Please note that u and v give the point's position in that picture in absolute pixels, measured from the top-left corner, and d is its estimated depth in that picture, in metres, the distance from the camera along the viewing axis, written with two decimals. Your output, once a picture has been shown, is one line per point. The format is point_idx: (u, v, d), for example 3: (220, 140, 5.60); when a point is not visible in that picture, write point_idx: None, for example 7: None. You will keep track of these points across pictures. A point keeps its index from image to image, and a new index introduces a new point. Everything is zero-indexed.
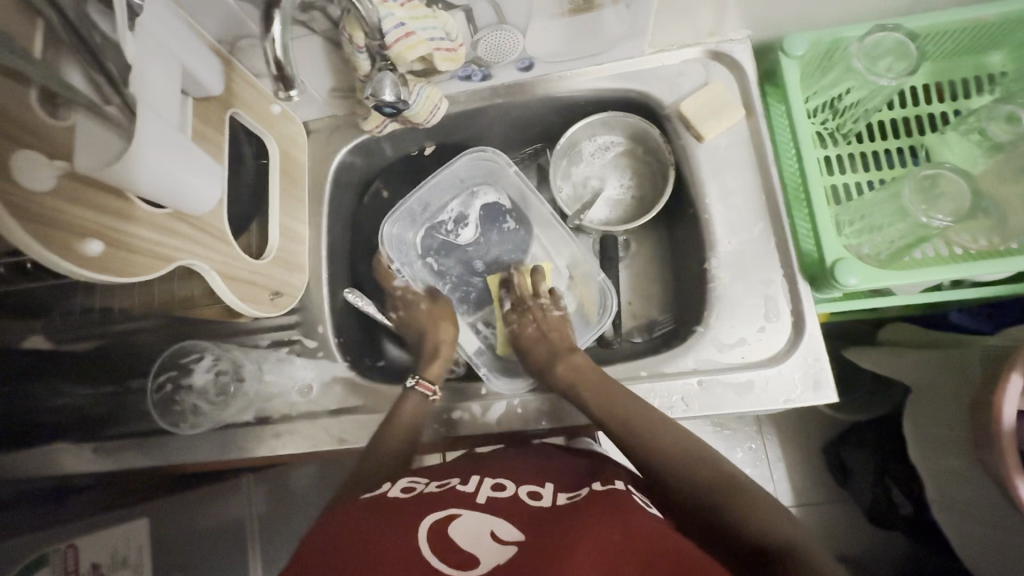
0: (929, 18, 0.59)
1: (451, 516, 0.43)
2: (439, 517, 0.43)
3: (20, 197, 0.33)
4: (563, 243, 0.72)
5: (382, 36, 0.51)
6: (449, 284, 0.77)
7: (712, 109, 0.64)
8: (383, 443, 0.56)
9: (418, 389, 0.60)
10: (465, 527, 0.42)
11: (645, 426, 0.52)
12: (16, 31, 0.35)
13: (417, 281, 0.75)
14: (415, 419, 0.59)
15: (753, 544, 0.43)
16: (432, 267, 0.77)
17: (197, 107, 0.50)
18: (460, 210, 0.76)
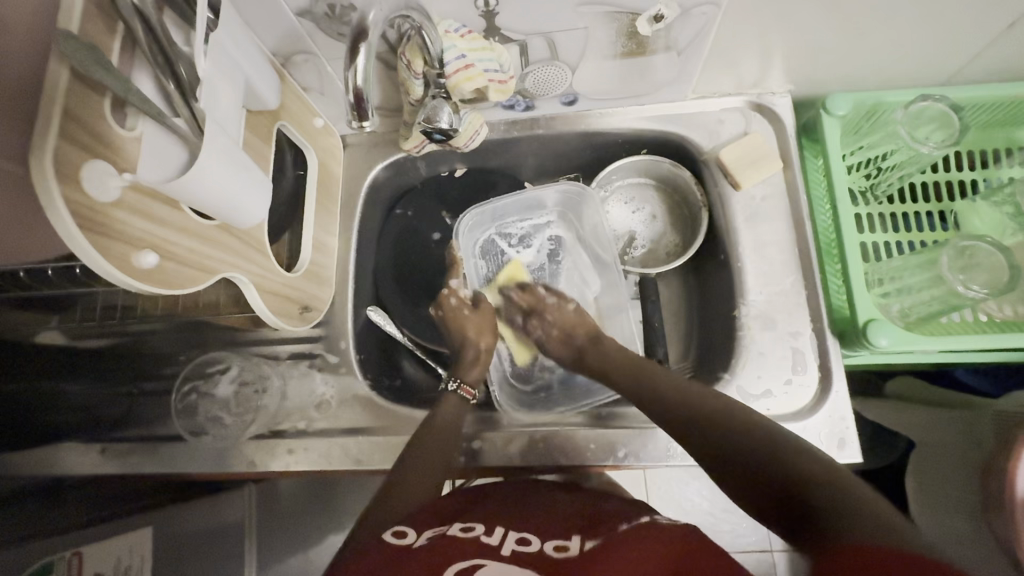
0: (970, 91, 0.61)
1: (477, 569, 0.40)
2: (464, 568, 0.40)
3: (87, 206, 0.33)
4: (612, 291, 0.71)
5: (443, 66, 0.52)
6: (495, 293, 0.75)
7: (751, 159, 0.65)
8: (416, 467, 0.54)
9: (460, 393, 0.62)
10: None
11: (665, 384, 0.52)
12: (100, 40, 0.35)
13: (469, 278, 0.73)
14: (455, 424, 0.60)
15: (763, 466, 0.41)
16: (480, 271, 0.75)
17: (251, 120, 0.50)
18: (528, 231, 0.76)
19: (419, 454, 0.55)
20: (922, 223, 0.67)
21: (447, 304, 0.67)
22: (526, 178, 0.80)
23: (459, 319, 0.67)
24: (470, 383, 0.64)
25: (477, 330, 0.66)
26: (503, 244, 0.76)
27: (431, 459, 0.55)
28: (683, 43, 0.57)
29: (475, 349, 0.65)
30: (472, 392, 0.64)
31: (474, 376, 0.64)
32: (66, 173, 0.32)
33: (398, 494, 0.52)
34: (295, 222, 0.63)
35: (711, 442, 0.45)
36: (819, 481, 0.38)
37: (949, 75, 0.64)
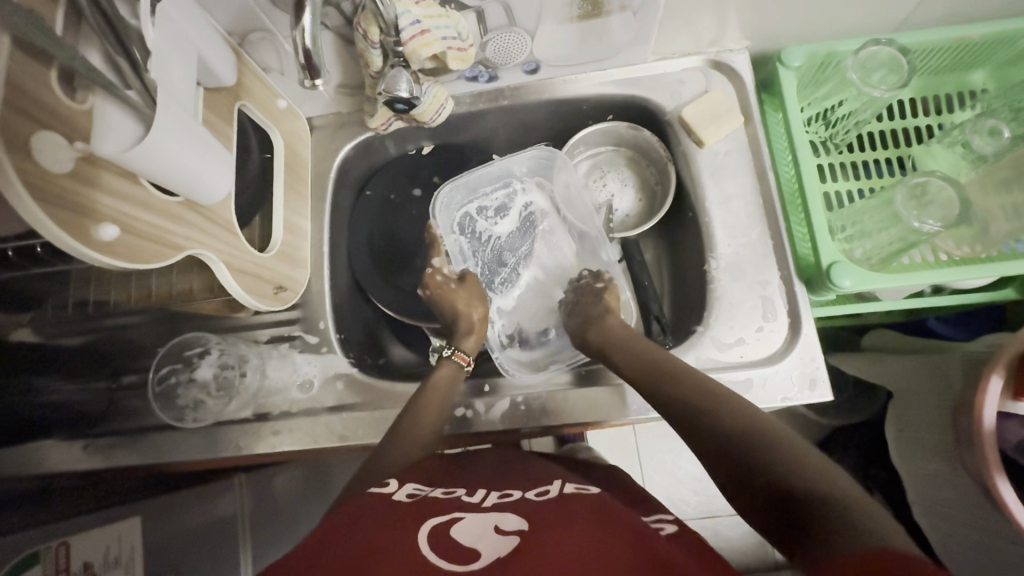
0: (918, 35, 0.63)
1: (454, 521, 0.42)
2: (442, 522, 0.42)
3: (38, 176, 0.33)
4: (598, 262, 0.72)
5: (398, 32, 0.52)
6: (477, 265, 0.76)
7: (713, 115, 0.66)
8: (405, 431, 0.55)
9: (454, 359, 0.63)
10: (466, 531, 0.41)
11: (700, 409, 0.46)
12: (41, 10, 0.34)
13: (452, 256, 0.73)
14: (450, 389, 0.61)
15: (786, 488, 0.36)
16: (463, 248, 0.75)
17: (208, 97, 0.50)
18: (504, 200, 0.76)
19: (405, 422, 0.56)
20: (881, 170, 0.69)
21: (432, 280, 0.68)
22: (496, 151, 0.80)
23: (446, 293, 0.68)
24: (465, 351, 0.66)
25: (467, 302, 0.68)
26: (483, 217, 0.76)
27: (418, 428, 0.56)
28: (637, 2, 0.58)
29: (467, 320, 0.67)
30: (467, 359, 0.65)
31: (468, 345, 0.66)
32: (16, 144, 0.31)
33: (380, 460, 0.53)
34: (264, 203, 0.62)
35: (724, 445, 0.42)
36: (747, 440, 0.41)
37: (898, 22, 0.65)
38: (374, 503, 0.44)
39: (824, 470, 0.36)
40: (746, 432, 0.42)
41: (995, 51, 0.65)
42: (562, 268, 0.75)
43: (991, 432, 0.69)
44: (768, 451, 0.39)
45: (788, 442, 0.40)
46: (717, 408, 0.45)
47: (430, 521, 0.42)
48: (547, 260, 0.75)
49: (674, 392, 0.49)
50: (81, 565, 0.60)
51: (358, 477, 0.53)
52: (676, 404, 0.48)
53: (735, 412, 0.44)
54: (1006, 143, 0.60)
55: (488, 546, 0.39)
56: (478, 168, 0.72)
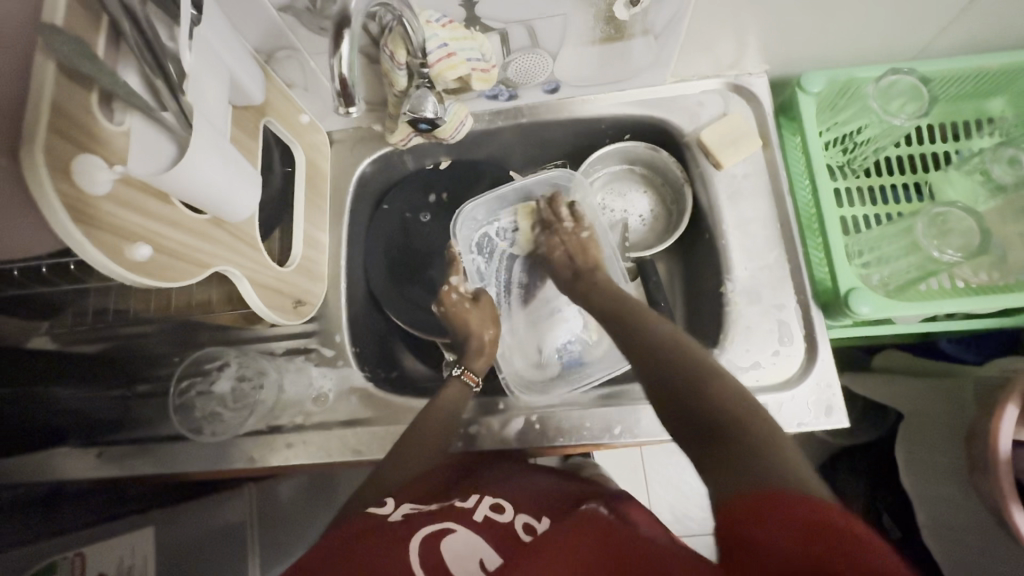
0: (939, 64, 0.63)
1: (446, 531, 0.42)
2: (433, 532, 0.42)
3: (78, 199, 0.33)
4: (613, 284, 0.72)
5: (425, 55, 0.53)
6: (494, 286, 0.76)
7: (731, 138, 0.67)
8: (409, 449, 0.55)
9: (464, 378, 0.63)
10: (456, 548, 0.41)
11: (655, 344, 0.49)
12: (86, 35, 0.35)
13: (469, 275, 0.74)
14: (455, 408, 0.60)
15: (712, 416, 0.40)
16: (480, 267, 0.76)
17: (237, 115, 0.50)
18: (523, 222, 0.77)
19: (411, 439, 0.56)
20: (898, 196, 0.69)
21: (448, 299, 0.68)
22: (513, 167, 0.81)
23: (459, 312, 0.68)
24: (474, 371, 0.65)
25: (480, 322, 0.68)
26: (501, 237, 0.77)
27: (422, 446, 0.56)
28: (659, 27, 0.59)
29: (479, 339, 0.66)
30: (476, 379, 0.65)
31: (479, 364, 0.65)
32: (58, 168, 0.32)
33: (384, 475, 0.53)
34: (284, 217, 0.63)
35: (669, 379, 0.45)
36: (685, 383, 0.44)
37: (918, 50, 0.66)
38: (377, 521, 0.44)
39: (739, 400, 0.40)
40: (686, 371, 0.45)
41: (1014, 81, 0.66)
42: None
43: (1006, 460, 0.68)
44: (699, 385, 0.43)
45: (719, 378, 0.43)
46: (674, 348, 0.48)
47: (424, 529, 0.42)
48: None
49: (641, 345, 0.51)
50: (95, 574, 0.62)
51: (363, 491, 0.53)
52: (635, 350, 0.51)
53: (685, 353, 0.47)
54: None
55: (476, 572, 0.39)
56: (499, 187, 0.73)
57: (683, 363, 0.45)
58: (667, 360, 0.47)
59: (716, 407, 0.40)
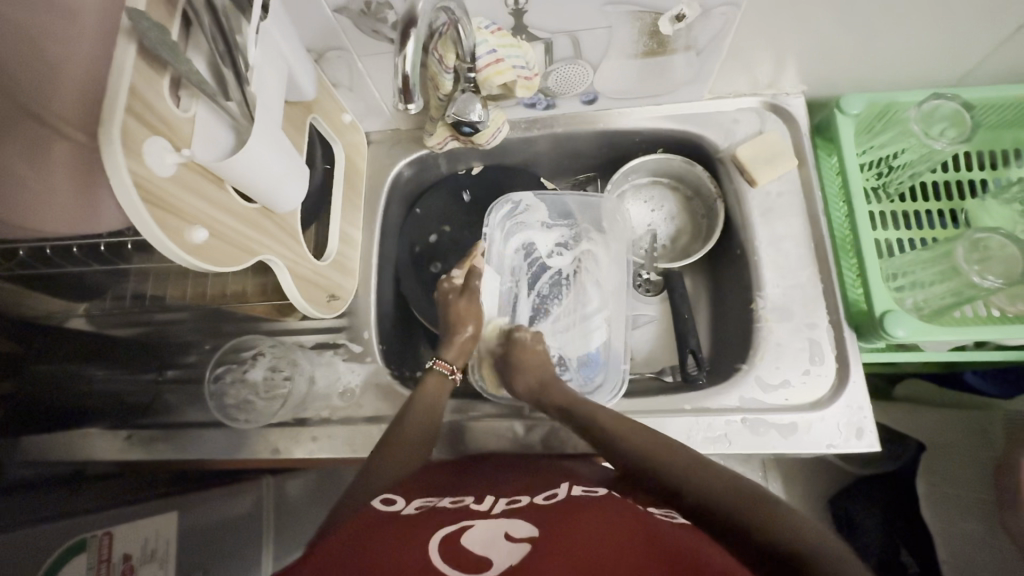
0: (982, 91, 0.63)
1: (463, 530, 0.42)
2: (449, 534, 0.41)
3: (146, 179, 0.34)
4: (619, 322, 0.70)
5: (474, 60, 0.55)
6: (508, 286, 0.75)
7: (767, 156, 0.67)
8: (398, 447, 0.56)
9: (435, 368, 0.64)
10: (476, 539, 0.41)
11: (648, 455, 0.49)
12: (165, 22, 0.36)
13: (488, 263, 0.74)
14: (435, 400, 0.61)
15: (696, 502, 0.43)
16: (505, 263, 0.76)
17: (288, 110, 0.52)
18: (562, 236, 0.77)
19: (400, 435, 0.57)
20: (932, 221, 0.69)
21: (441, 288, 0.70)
22: (544, 175, 0.81)
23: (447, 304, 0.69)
24: (447, 360, 0.66)
25: (462, 317, 0.68)
26: (531, 248, 0.77)
27: (412, 444, 0.56)
28: (702, 43, 0.59)
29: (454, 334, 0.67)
30: (449, 367, 0.65)
31: (451, 356, 0.66)
32: (129, 147, 0.33)
33: (382, 473, 0.54)
34: (323, 212, 0.64)
35: (637, 459, 0.50)
36: (658, 460, 0.48)
37: (960, 77, 0.66)
38: (390, 518, 0.44)
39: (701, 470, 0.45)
40: (652, 450, 0.49)
41: None
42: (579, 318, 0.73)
43: None
44: (672, 470, 0.47)
45: (680, 452, 0.48)
46: (626, 438, 0.52)
47: (441, 530, 0.42)
48: (580, 304, 0.73)
49: (591, 419, 0.56)
50: (121, 556, 0.59)
51: (371, 484, 0.53)
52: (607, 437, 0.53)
53: (654, 440, 0.51)
54: None
55: (498, 555, 0.39)
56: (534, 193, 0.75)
57: (692, 471, 0.46)
58: (666, 465, 0.47)
59: (679, 477, 0.46)
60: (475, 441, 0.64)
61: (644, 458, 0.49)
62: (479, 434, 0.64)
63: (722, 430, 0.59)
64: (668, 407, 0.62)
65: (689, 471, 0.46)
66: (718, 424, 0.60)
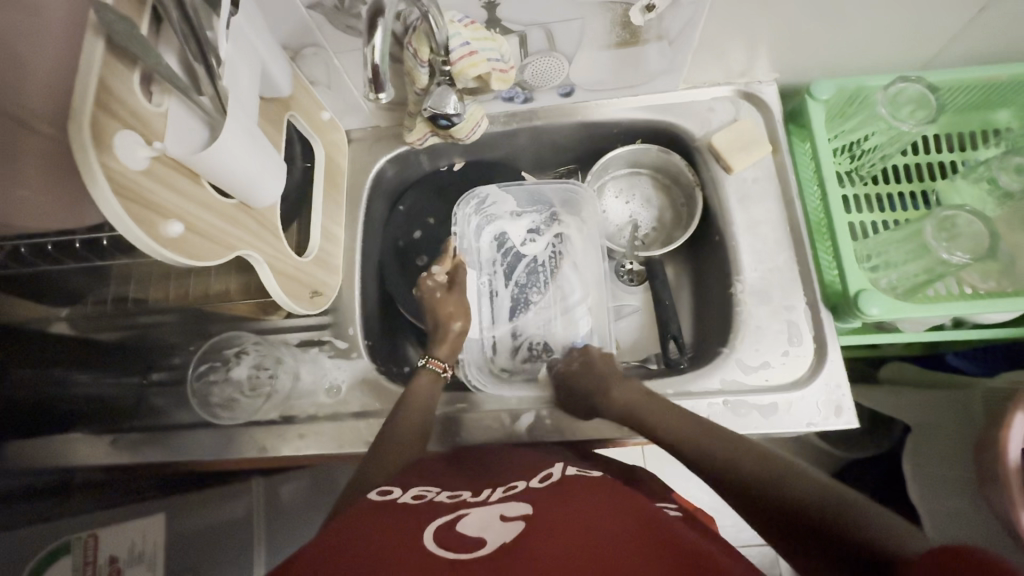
0: (948, 74, 0.65)
1: (458, 518, 0.42)
2: (444, 524, 0.41)
3: (117, 172, 0.34)
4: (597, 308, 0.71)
5: (448, 53, 0.55)
6: (484, 278, 0.76)
7: (742, 143, 0.68)
8: (391, 439, 0.57)
9: (429, 367, 0.64)
10: (471, 525, 0.41)
11: (755, 476, 0.46)
12: (133, 17, 0.37)
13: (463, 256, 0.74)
14: (429, 398, 0.61)
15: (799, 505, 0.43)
16: (480, 255, 0.77)
17: (264, 107, 0.52)
18: (536, 224, 0.78)
19: (393, 428, 0.57)
20: (904, 203, 0.71)
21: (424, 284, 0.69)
22: (525, 169, 0.82)
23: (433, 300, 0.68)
24: (439, 358, 0.65)
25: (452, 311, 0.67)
26: (504, 237, 0.78)
27: (407, 436, 0.57)
28: (673, 33, 0.60)
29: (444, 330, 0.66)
30: (443, 365, 0.65)
31: (443, 353, 0.66)
32: (100, 141, 0.33)
33: (374, 463, 0.55)
34: (304, 209, 0.64)
35: (746, 475, 0.46)
36: (764, 473, 0.46)
37: (926, 62, 0.68)
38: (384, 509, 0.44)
39: (805, 475, 0.44)
40: (750, 469, 0.46)
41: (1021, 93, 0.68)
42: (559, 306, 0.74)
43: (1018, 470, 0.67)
44: (782, 483, 0.44)
45: (784, 466, 0.46)
46: (706, 438, 0.51)
47: (436, 521, 0.42)
48: (557, 291, 0.75)
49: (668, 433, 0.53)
50: (106, 559, 0.63)
51: (362, 480, 0.54)
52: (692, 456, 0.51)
53: (728, 441, 0.50)
54: None
55: (495, 536, 0.39)
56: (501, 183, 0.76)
57: (788, 480, 0.44)
58: (776, 483, 0.45)
59: (787, 484, 0.44)
60: (461, 433, 0.64)
61: (749, 467, 0.47)
62: (466, 426, 0.64)
63: (705, 413, 0.60)
64: (652, 391, 0.63)
65: (786, 481, 0.44)
66: (701, 407, 0.61)
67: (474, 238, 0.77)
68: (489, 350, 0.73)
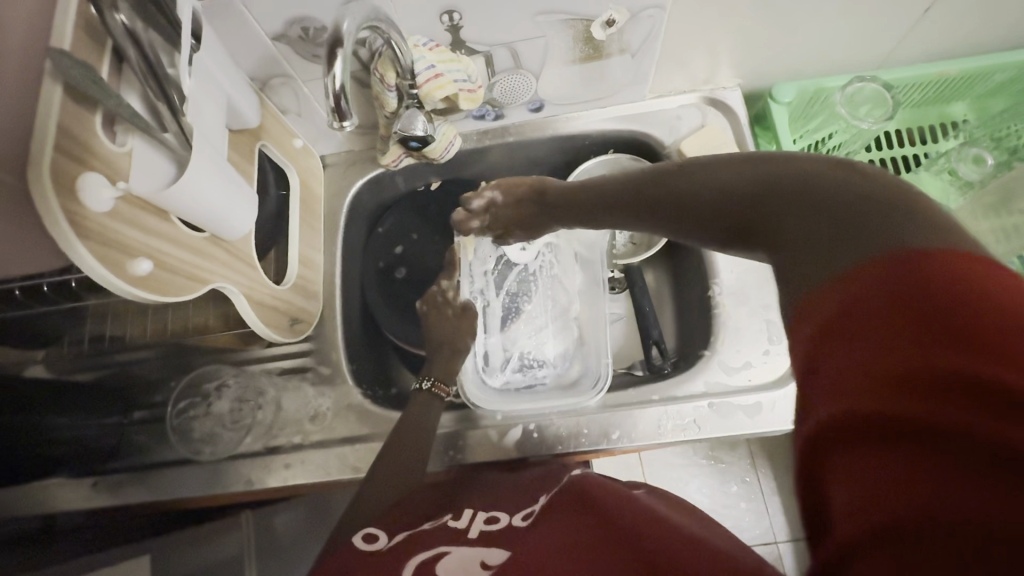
0: (897, 72, 0.69)
1: (439, 555, 0.39)
2: (425, 560, 0.38)
3: (79, 215, 0.34)
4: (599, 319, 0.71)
5: (414, 77, 0.56)
6: (477, 286, 0.74)
7: (710, 148, 0.70)
8: (383, 465, 0.56)
9: (432, 390, 0.62)
10: (450, 566, 0.38)
11: (826, 195, 0.31)
12: (92, 60, 0.37)
13: (461, 265, 0.73)
14: (416, 422, 0.60)
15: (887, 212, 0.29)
16: (474, 261, 0.75)
17: (233, 138, 0.52)
18: None
19: (385, 456, 0.57)
20: None
21: (433, 299, 0.69)
22: (501, 185, 0.83)
23: (439, 318, 0.68)
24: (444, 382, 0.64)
25: (457, 332, 0.67)
26: (495, 245, 0.77)
27: (396, 462, 0.56)
28: (635, 45, 0.62)
29: (447, 351, 0.66)
30: (447, 390, 0.63)
31: (443, 373, 0.65)
32: (62, 184, 0.33)
33: (368, 495, 0.53)
34: (280, 238, 0.64)
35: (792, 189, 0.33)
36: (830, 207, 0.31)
37: (881, 62, 0.70)
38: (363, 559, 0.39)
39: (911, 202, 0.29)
40: (812, 182, 0.32)
41: (971, 87, 0.71)
42: (550, 318, 0.74)
43: None
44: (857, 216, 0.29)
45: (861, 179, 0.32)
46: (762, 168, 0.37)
47: (416, 556, 0.39)
48: (549, 305, 0.75)
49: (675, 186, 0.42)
50: None
51: (354, 507, 0.53)
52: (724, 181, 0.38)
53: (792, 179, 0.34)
54: (990, 169, 0.66)
55: None
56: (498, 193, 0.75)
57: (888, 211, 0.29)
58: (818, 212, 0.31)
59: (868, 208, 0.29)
60: (449, 453, 0.63)
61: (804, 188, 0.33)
62: (455, 444, 0.64)
63: (691, 417, 0.61)
64: (637, 399, 0.64)
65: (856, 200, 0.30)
66: (686, 411, 0.61)
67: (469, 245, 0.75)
68: (482, 359, 0.71)
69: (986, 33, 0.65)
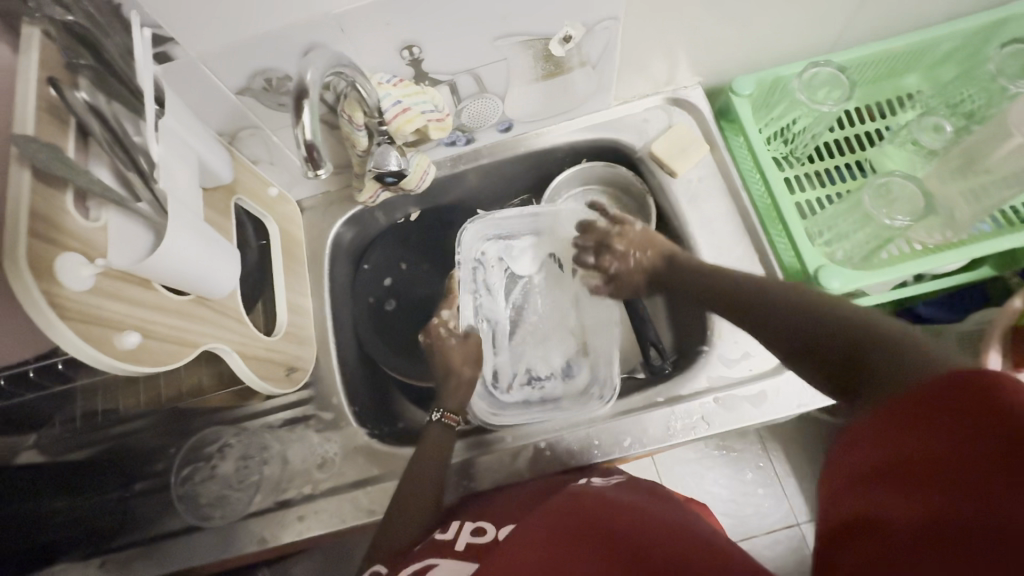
0: (851, 53, 0.70)
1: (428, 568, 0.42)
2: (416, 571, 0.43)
3: (61, 297, 0.34)
4: (606, 326, 0.71)
5: (382, 113, 0.56)
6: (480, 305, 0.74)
7: (680, 147, 0.71)
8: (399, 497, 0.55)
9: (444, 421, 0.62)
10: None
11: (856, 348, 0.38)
12: (56, 140, 0.36)
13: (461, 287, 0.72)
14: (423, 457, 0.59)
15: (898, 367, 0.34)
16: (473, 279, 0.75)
17: (206, 197, 0.52)
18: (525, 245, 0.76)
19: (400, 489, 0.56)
20: (842, 175, 0.75)
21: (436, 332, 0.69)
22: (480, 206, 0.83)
23: (445, 348, 0.68)
24: (453, 411, 0.63)
25: (463, 360, 0.67)
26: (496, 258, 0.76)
27: (411, 498, 0.55)
28: (595, 57, 0.63)
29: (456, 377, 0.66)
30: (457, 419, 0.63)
31: (454, 403, 0.64)
32: (41, 269, 0.33)
33: (388, 529, 0.53)
34: (266, 288, 0.63)
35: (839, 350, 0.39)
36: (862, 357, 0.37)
37: (830, 45, 0.72)
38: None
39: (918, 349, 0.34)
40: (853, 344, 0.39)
41: (919, 59, 0.74)
42: (553, 330, 0.74)
43: None
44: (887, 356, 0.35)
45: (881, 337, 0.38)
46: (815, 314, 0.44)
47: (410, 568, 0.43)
48: (552, 314, 0.74)
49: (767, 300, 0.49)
50: None
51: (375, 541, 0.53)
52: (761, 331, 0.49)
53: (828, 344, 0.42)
54: (948, 136, 0.68)
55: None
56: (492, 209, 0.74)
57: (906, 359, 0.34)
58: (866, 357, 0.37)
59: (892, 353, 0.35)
60: (464, 482, 0.62)
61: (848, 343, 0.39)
62: (467, 473, 0.63)
63: (698, 414, 0.61)
64: (644, 403, 0.64)
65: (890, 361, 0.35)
66: (694, 409, 0.62)
67: (467, 264, 0.75)
68: (490, 376, 0.71)
69: (925, 6, 0.68)
